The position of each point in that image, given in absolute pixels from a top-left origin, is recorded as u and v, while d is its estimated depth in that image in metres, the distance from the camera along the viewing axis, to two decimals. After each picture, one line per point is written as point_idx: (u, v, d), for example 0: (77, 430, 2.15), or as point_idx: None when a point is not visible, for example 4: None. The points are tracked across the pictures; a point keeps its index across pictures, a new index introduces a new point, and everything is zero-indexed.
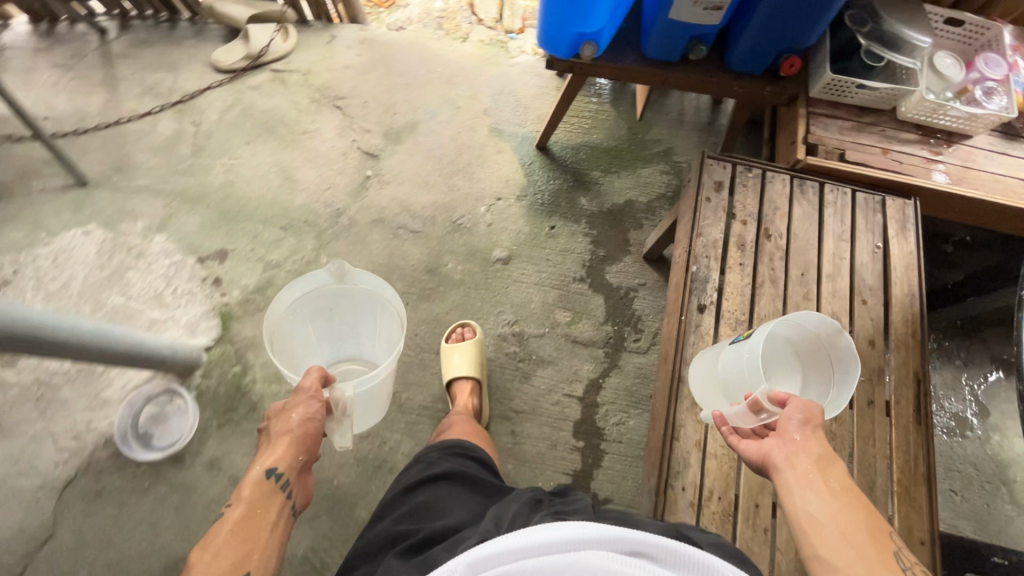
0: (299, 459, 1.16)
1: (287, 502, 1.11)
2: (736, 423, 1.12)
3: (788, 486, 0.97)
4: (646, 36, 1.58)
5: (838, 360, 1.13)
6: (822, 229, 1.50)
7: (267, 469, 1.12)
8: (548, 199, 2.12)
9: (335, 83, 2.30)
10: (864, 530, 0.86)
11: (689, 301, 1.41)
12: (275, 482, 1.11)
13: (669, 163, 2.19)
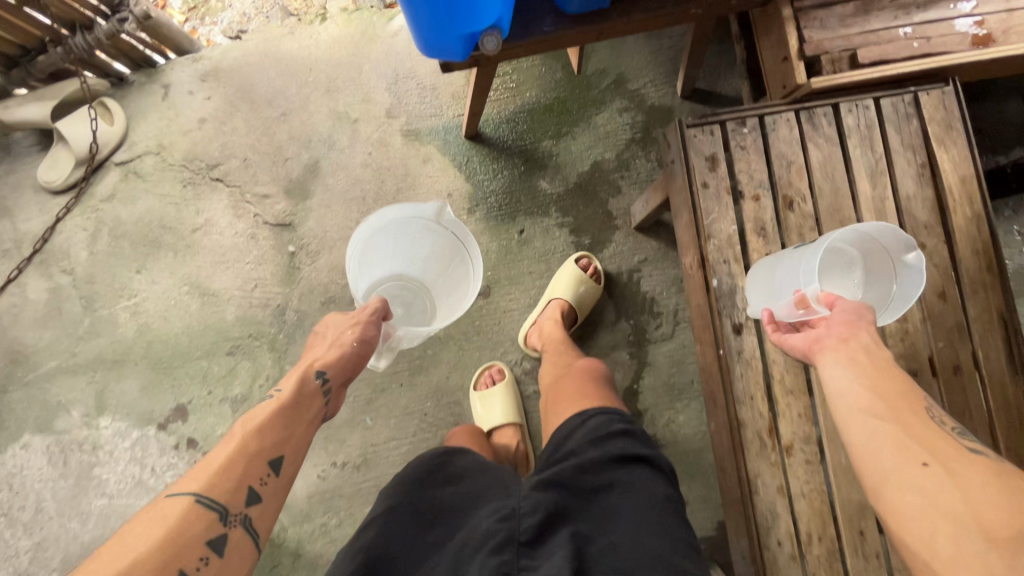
0: (346, 374, 1.08)
1: (323, 408, 1.05)
2: (782, 315, 1.04)
3: (829, 358, 0.94)
4: None
5: (903, 267, 1.00)
6: (851, 170, 1.19)
7: (315, 371, 1.04)
8: (504, 199, 1.76)
9: (198, 149, 1.82)
10: (906, 401, 0.84)
11: (721, 326, 1.17)
12: (319, 385, 1.04)
13: (626, 96, 1.77)
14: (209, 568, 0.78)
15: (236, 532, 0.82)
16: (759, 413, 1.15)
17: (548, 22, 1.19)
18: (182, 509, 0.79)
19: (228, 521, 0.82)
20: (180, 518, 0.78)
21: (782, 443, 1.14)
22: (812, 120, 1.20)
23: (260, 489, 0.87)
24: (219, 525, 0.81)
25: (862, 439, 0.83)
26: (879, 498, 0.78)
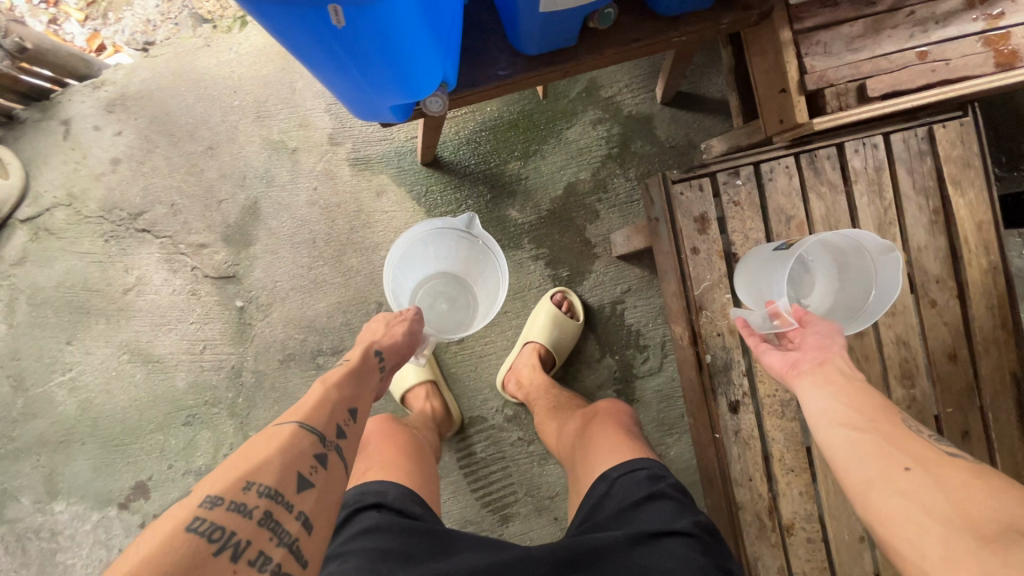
0: (398, 357, 1.09)
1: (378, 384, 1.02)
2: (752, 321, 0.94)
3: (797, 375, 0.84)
4: (514, 30, 0.91)
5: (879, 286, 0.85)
6: (857, 220, 1.05)
7: (376, 347, 1.05)
8: None
9: (116, 195, 1.59)
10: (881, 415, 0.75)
11: (716, 405, 1.06)
12: (376, 359, 1.04)
13: (599, 105, 1.57)
14: (317, 485, 0.75)
15: (335, 457, 0.80)
16: (758, 495, 1.07)
17: (503, 63, 0.99)
18: (284, 433, 0.77)
19: (329, 445, 0.80)
20: (289, 438, 0.76)
21: (783, 524, 1.07)
22: (813, 165, 1.04)
23: (346, 431, 0.86)
24: (320, 448, 0.78)
25: (841, 449, 0.73)
26: (861, 508, 0.68)
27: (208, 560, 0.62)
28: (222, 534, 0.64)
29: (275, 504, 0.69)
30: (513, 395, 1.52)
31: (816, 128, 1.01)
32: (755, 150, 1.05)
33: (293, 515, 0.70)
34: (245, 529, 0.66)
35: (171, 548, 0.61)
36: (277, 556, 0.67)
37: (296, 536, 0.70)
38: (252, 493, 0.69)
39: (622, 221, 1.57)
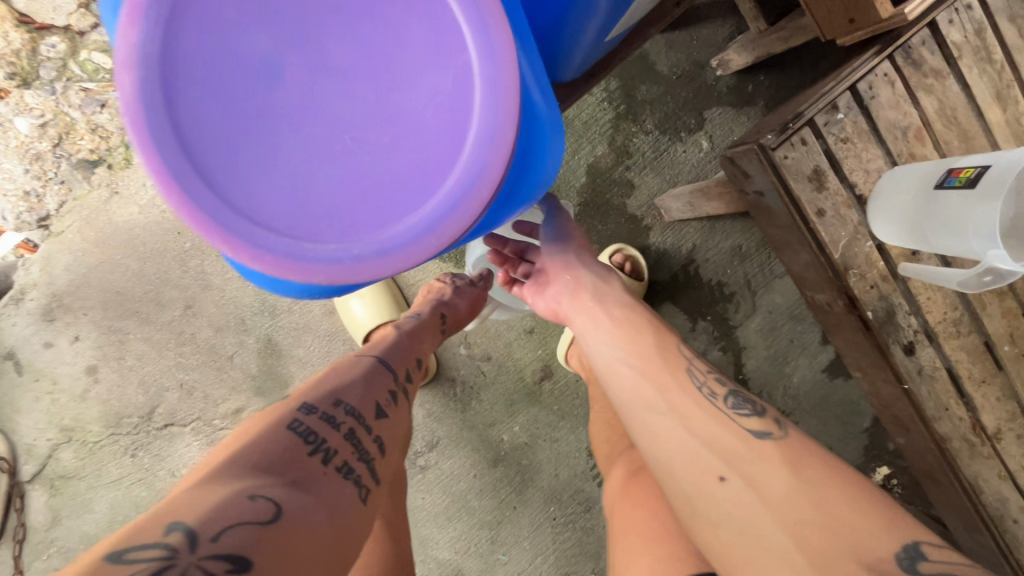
0: (456, 321, 1.01)
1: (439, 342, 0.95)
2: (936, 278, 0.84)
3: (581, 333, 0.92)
4: (545, 65, 0.68)
5: None
6: (976, 99, 0.90)
7: (442, 309, 0.99)
8: None
9: (116, 404, 1.35)
10: (673, 383, 0.79)
11: (894, 355, 0.96)
12: (439, 321, 0.97)
13: None
14: (392, 416, 0.71)
15: (404, 398, 0.76)
16: (959, 419, 1.00)
17: None
18: (365, 365, 0.76)
19: (400, 384, 0.77)
20: (347, 385, 0.70)
21: (990, 434, 1.01)
22: (910, 59, 0.88)
23: (415, 376, 0.82)
24: (393, 386, 0.75)
25: (667, 438, 0.74)
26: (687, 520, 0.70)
27: (305, 458, 0.58)
28: (318, 437, 0.60)
29: (358, 423, 0.65)
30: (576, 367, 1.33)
31: (908, 17, 0.82)
32: (843, 72, 0.88)
33: (373, 436, 0.66)
34: (334, 438, 0.61)
35: (270, 441, 0.58)
36: (360, 468, 0.61)
37: (375, 456, 0.64)
38: (340, 408, 0.65)
39: (661, 179, 1.39)
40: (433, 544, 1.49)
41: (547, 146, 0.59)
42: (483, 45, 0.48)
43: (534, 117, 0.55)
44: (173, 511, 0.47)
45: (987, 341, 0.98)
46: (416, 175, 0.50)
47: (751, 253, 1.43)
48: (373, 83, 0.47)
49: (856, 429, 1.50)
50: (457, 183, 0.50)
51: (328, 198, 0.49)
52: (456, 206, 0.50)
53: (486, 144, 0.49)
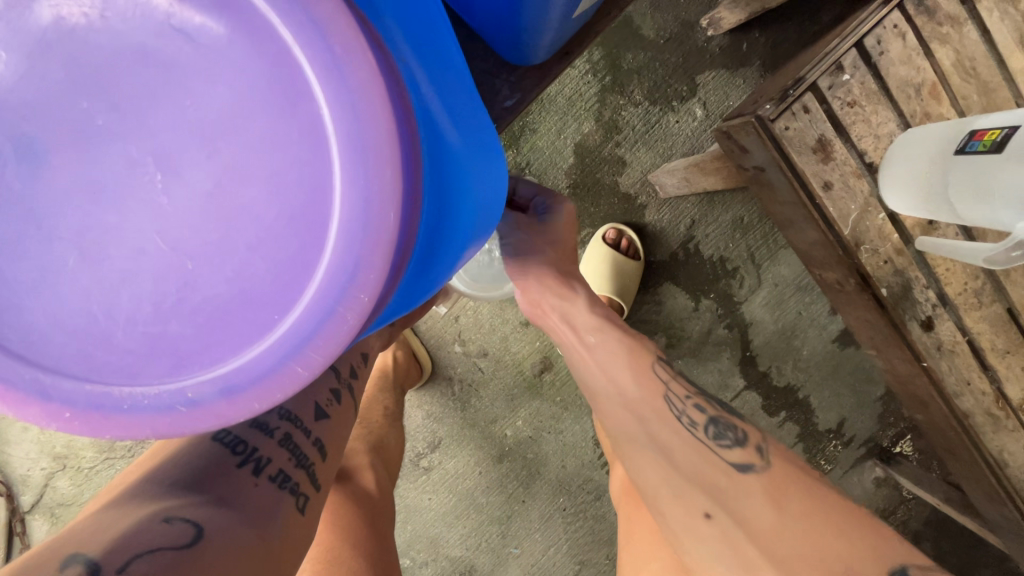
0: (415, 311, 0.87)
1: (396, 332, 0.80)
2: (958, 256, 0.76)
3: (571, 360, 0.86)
4: (509, 44, 0.60)
5: None
6: (996, 45, 0.81)
7: None
8: None
9: None
10: (652, 410, 0.76)
11: (910, 331, 0.89)
12: None
13: None
14: (334, 418, 0.61)
15: (348, 396, 0.65)
16: (982, 393, 0.93)
17: (503, 88, 0.68)
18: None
19: (345, 380, 0.65)
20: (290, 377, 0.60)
21: (1015, 407, 0.94)
22: (923, 6, 0.79)
23: (361, 371, 0.69)
24: (336, 385, 0.63)
25: (652, 481, 0.72)
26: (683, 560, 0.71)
27: (231, 471, 0.49)
28: (248, 445, 0.51)
29: (295, 427, 0.56)
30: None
31: None
32: (849, 26, 0.79)
33: (313, 440, 0.57)
34: (267, 446, 0.52)
35: (188, 454, 0.49)
36: (297, 477, 0.54)
37: (315, 461, 0.57)
38: (274, 411, 0.55)
39: (653, 154, 1.30)
40: (443, 543, 1.47)
41: (471, 178, 0.39)
42: (320, 59, 0.27)
43: (444, 150, 0.35)
44: (65, 549, 0.39)
45: (1010, 309, 0.91)
46: (257, 288, 0.29)
47: (753, 226, 1.35)
48: (152, 151, 0.27)
49: (869, 399, 1.45)
50: (323, 293, 0.29)
51: (116, 343, 0.29)
52: (334, 315, 0.30)
53: (360, 230, 0.28)
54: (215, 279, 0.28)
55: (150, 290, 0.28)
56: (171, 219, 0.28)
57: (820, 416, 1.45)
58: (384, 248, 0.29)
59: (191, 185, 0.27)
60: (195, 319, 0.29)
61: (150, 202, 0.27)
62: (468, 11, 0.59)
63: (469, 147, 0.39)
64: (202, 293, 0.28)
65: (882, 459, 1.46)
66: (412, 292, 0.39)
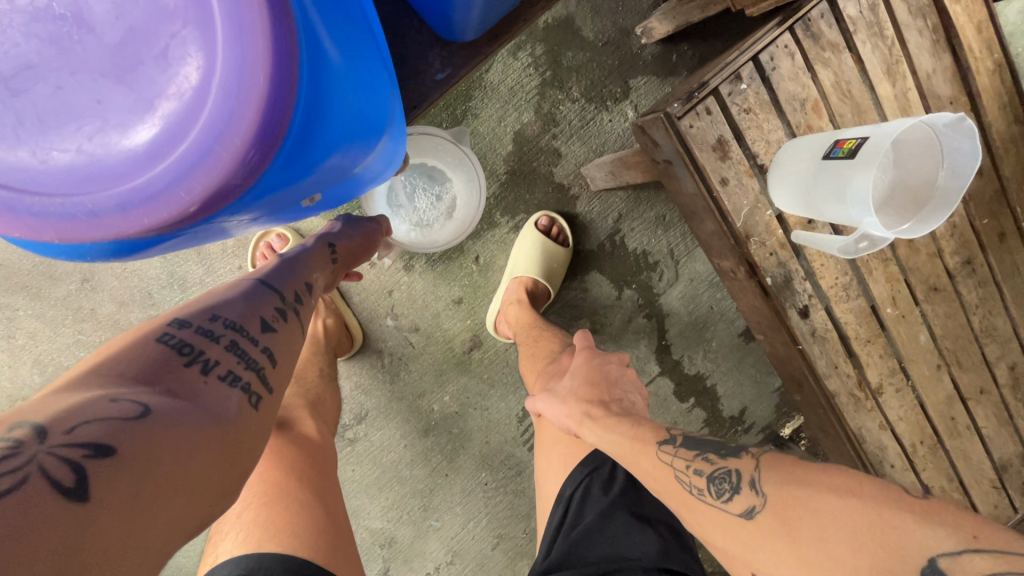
0: (353, 260, 0.90)
1: (331, 275, 0.83)
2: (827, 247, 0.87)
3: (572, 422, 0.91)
4: (440, 20, 0.66)
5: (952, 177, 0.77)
6: (869, 73, 0.94)
7: (330, 240, 0.85)
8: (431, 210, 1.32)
9: (8, 387, 1.26)
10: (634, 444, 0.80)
11: (789, 317, 1.01)
12: (332, 251, 0.84)
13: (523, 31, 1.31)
14: (282, 333, 0.61)
15: (295, 317, 0.66)
16: (846, 375, 1.07)
17: (435, 62, 0.73)
18: (243, 287, 0.64)
19: (290, 303, 0.66)
20: (250, 289, 0.64)
21: (873, 389, 1.09)
22: (810, 31, 0.91)
23: (308, 300, 0.71)
24: (280, 305, 0.64)
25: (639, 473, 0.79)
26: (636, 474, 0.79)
27: (179, 369, 0.49)
28: (195, 348, 0.52)
29: (240, 335, 0.56)
30: (507, 335, 1.37)
31: None
32: (748, 41, 0.90)
33: (260, 347, 0.57)
34: (213, 350, 0.53)
35: (132, 352, 0.49)
36: (248, 377, 0.53)
37: (265, 365, 0.56)
38: (218, 322, 0.56)
39: (587, 148, 1.38)
40: (364, 515, 1.49)
41: (351, 97, 0.43)
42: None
43: (325, 60, 0.39)
44: (20, 409, 0.40)
45: (872, 303, 1.05)
46: (156, 126, 0.35)
47: (673, 223, 1.45)
48: (81, 12, 0.35)
49: (769, 390, 1.59)
50: (205, 133, 0.35)
51: (50, 164, 0.36)
52: (206, 159, 0.35)
53: (236, 88, 0.34)
54: (122, 116, 0.35)
55: (71, 119, 0.35)
56: (92, 64, 0.35)
57: (725, 403, 1.58)
58: (257, 106, 0.35)
59: (106, 40, 0.35)
60: (104, 147, 0.35)
61: (75, 49, 0.35)
62: None
63: (353, 67, 0.43)
64: (109, 127, 0.35)
65: (776, 444, 1.60)
66: (295, 175, 0.42)
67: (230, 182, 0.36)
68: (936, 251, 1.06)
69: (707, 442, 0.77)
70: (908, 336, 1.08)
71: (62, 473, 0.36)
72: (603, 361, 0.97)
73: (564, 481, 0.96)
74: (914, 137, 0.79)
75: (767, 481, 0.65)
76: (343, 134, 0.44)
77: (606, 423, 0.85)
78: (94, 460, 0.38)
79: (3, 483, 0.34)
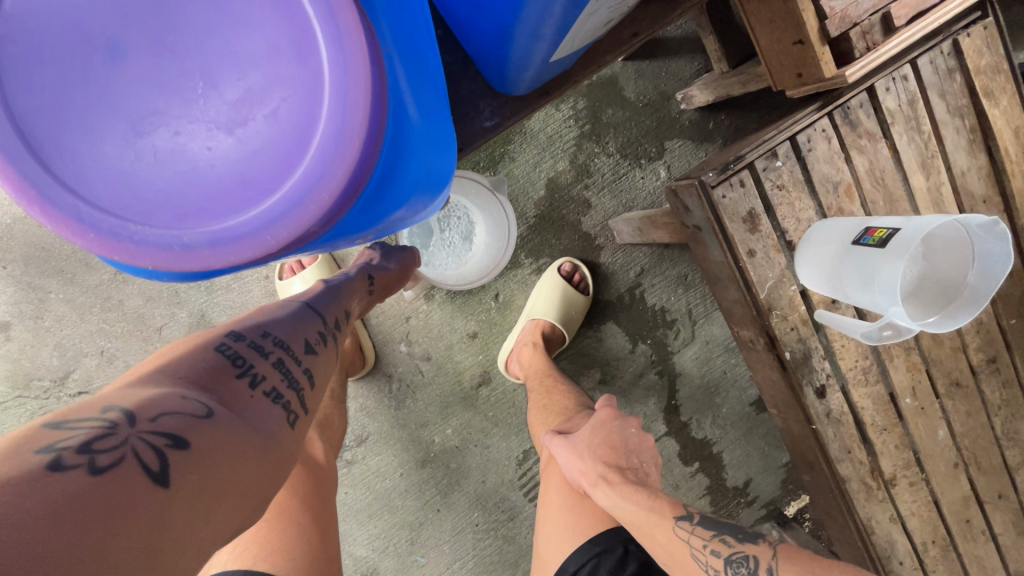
0: (386, 293, 0.92)
1: (362, 307, 0.84)
2: (850, 330, 0.88)
3: (586, 484, 0.89)
4: (496, 72, 0.69)
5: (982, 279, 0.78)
6: (904, 164, 0.96)
7: (369, 270, 0.87)
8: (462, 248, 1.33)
9: (27, 365, 1.28)
10: (650, 512, 0.80)
11: (805, 395, 1.00)
12: (369, 283, 0.86)
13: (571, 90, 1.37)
14: (322, 357, 0.63)
15: (333, 343, 0.67)
16: (859, 462, 1.04)
17: (485, 110, 0.77)
18: (289, 308, 0.66)
19: (331, 328, 0.68)
20: (298, 311, 0.65)
21: (886, 479, 1.05)
22: (848, 119, 0.94)
23: (345, 326, 0.73)
24: (322, 329, 0.66)
25: (655, 548, 0.80)
26: (648, 543, 0.80)
27: (232, 378, 0.50)
28: (247, 361, 0.53)
29: (287, 354, 0.57)
30: (517, 375, 1.37)
31: (849, 79, 0.87)
32: (786, 122, 0.93)
33: (302, 368, 0.58)
34: (262, 364, 0.54)
35: (194, 357, 0.51)
36: (289, 396, 0.54)
37: (305, 386, 0.57)
38: (268, 338, 0.57)
39: (617, 202, 1.41)
40: (350, 541, 1.46)
41: (425, 156, 0.46)
42: (327, 28, 0.34)
43: (406, 121, 0.42)
44: (107, 397, 0.43)
45: (891, 391, 1.04)
46: (251, 174, 0.36)
47: (694, 284, 1.46)
48: (196, 59, 0.34)
49: (776, 464, 1.55)
50: (297, 185, 0.36)
51: (138, 189, 0.36)
52: (293, 210, 0.37)
53: (332, 147, 0.36)
54: (218, 159, 0.36)
55: (169, 155, 0.35)
56: (198, 108, 0.35)
57: (729, 473, 1.54)
58: (347, 169, 0.37)
59: (216, 88, 0.35)
60: (199, 186, 0.36)
61: (186, 93, 0.35)
62: (464, 34, 0.68)
63: (429, 130, 0.46)
64: (208, 169, 0.36)
65: (778, 522, 1.55)
66: (364, 222, 0.46)
67: (309, 231, 0.38)
68: (961, 346, 1.05)
69: (721, 523, 0.80)
70: (926, 430, 1.06)
71: (150, 457, 0.39)
72: (623, 424, 0.94)
73: (571, 549, 0.91)
74: (947, 233, 0.79)
75: (784, 569, 0.70)
76: (411, 189, 0.46)
77: (622, 489, 0.84)
78: (173, 450, 0.40)
79: (105, 458, 0.37)
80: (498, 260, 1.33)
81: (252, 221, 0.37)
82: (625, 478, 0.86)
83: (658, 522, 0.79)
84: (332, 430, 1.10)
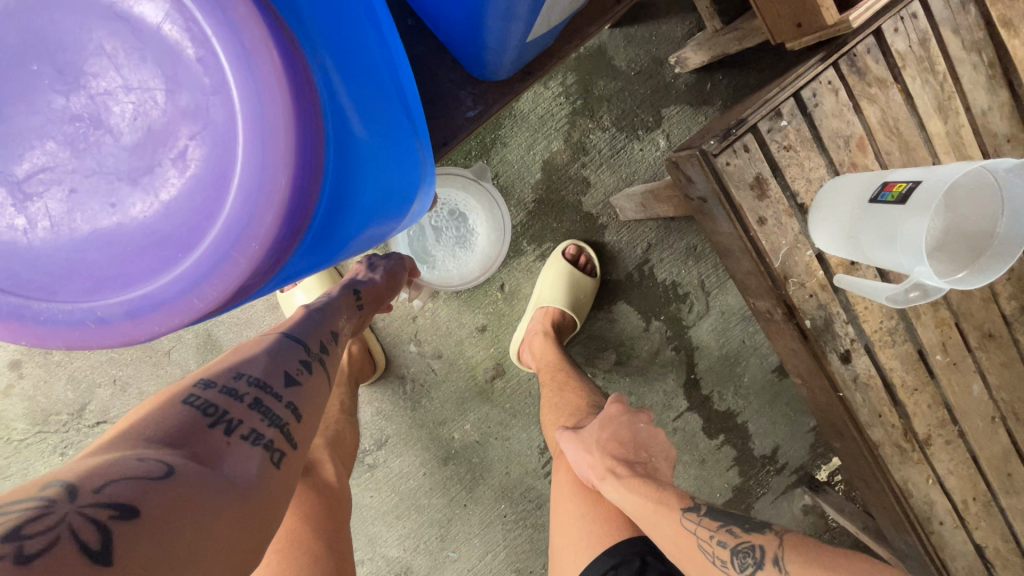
0: (378, 305, 0.89)
1: (353, 324, 0.82)
2: (871, 290, 0.83)
3: (592, 478, 0.87)
4: (471, 58, 0.65)
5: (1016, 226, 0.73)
6: (919, 109, 0.90)
7: (356, 285, 0.85)
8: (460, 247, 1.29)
9: (42, 401, 1.29)
10: (653, 504, 0.78)
11: (829, 362, 0.96)
12: (356, 297, 0.83)
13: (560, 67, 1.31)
14: (306, 386, 0.61)
15: (320, 368, 0.66)
16: (891, 426, 1.00)
17: (467, 100, 0.73)
18: (269, 341, 0.64)
19: (315, 353, 0.66)
20: (278, 342, 0.64)
21: (920, 440, 1.02)
22: (855, 67, 0.88)
23: (333, 348, 0.70)
24: (306, 357, 0.64)
25: (662, 541, 0.78)
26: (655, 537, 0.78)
27: (204, 430, 0.49)
28: (220, 408, 0.52)
29: (264, 392, 0.56)
30: (530, 365, 1.34)
31: (853, 24, 0.80)
32: (789, 77, 0.87)
33: (284, 403, 0.57)
34: (237, 409, 0.53)
35: (163, 415, 0.50)
36: (271, 434, 0.53)
37: (288, 421, 0.56)
38: (242, 379, 0.56)
39: (617, 177, 1.36)
40: (381, 542, 1.47)
41: (380, 172, 0.42)
42: (232, 47, 0.31)
43: (349, 137, 0.38)
44: (54, 472, 0.42)
45: (920, 349, 0.99)
46: (165, 229, 0.33)
47: (705, 255, 1.41)
48: (85, 100, 0.31)
49: (804, 429, 1.51)
50: (221, 238, 0.33)
51: (36, 260, 0.33)
52: (218, 265, 0.33)
53: (256, 190, 0.32)
54: (125, 218, 0.32)
55: (68, 219, 0.32)
56: (93, 158, 0.32)
57: (756, 442, 1.51)
58: (279, 208, 0.33)
59: (116, 133, 0.31)
60: (108, 249, 0.33)
61: (77, 142, 0.32)
62: (434, 21, 0.63)
63: (383, 142, 0.42)
64: (115, 228, 0.33)
65: (810, 487, 1.52)
66: (324, 253, 0.43)
67: (245, 283, 0.35)
68: (991, 296, 1.00)
69: (729, 513, 0.78)
70: (960, 387, 1.01)
71: (89, 536, 0.37)
72: (633, 419, 0.92)
73: (589, 554, 0.89)
74: (973, 179, 0.74)
75: (791, 561, 0.68)
76: (371, 209, 0.43)
77: (628, 484, 0.81)
78: (118, 521, 0.38)
79: (34, 545, 0.35)
80: (500, 252, 1.30)
81: (175, 282, 0.34)
82: (634, 474, 0.83)
83: (674, 517, 0.76)
84: (344, 443, 1.09)
